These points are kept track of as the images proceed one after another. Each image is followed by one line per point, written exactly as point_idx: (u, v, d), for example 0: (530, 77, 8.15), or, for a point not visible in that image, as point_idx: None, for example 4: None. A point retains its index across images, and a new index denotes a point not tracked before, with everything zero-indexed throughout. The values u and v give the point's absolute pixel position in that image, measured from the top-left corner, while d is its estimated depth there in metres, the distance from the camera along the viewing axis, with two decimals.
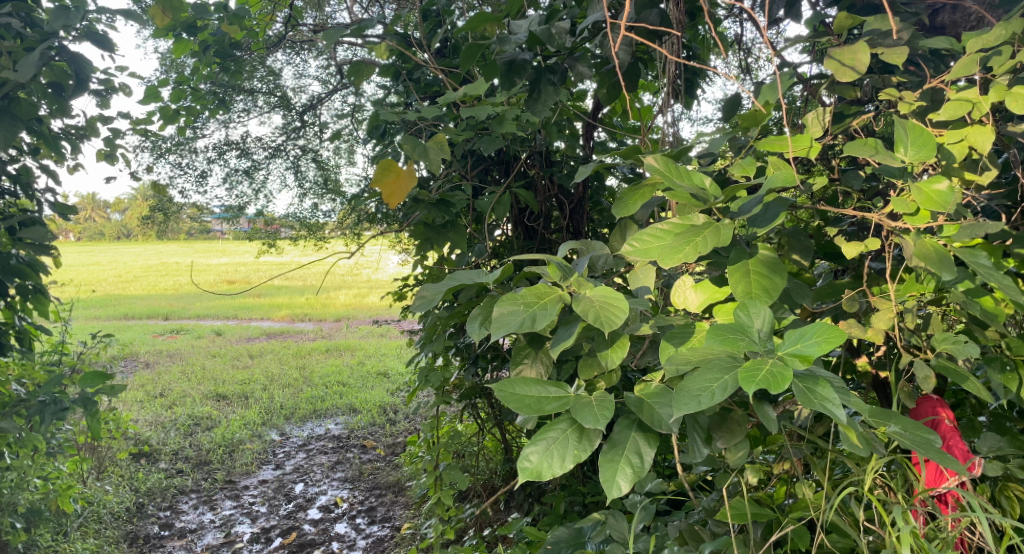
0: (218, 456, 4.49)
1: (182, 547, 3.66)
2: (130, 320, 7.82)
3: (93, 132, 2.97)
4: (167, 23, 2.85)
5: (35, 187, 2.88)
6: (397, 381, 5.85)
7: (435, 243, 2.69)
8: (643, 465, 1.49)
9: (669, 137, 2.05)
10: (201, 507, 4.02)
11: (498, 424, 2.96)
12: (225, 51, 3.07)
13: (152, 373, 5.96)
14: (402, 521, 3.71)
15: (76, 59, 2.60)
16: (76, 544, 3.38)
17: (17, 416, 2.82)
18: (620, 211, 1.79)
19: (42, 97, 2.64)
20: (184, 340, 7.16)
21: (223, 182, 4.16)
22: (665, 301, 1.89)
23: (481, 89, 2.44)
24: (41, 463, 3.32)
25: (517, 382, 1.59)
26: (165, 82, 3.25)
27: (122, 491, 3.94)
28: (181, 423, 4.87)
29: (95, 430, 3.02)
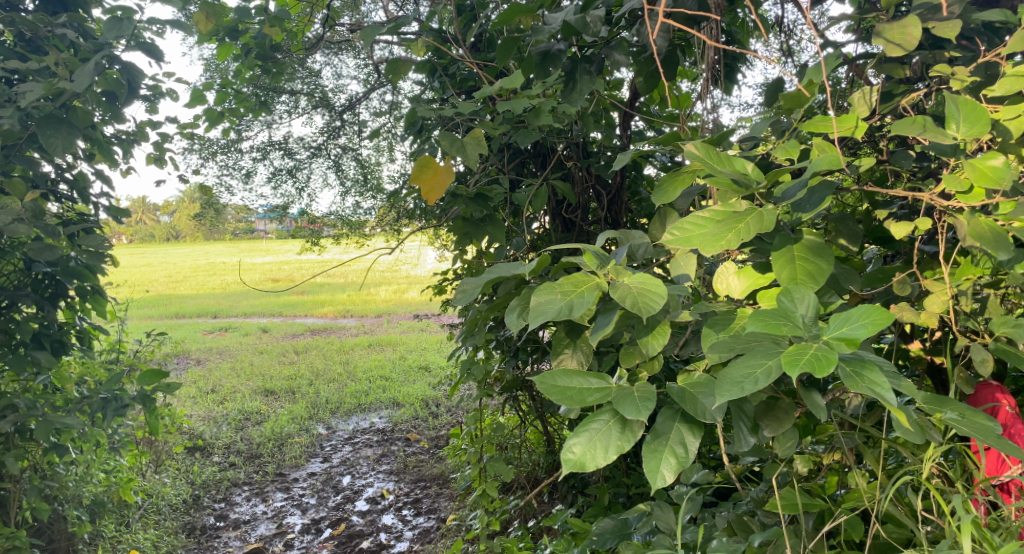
0: (268, 450, 4.55)
1: (237, 538, 3.71)
2: (180, 319, 7.96)
3: (144, 137, 3.01)
4: (211, 28, 2.88)
5: (91, 192, 2.94)
6: (438, 374, 5.87)
7: (475, 237, 2.67)
8: (688, 455, 1.47)
9: (708, 125, 2.03)
10: (253, 499, 4.07)
11: (540, 417, 2.95)
12: (266, 53, 3.09)
13: (203, 369, 6.07)
14: (447, 512, 3.72)
15: (128, 68, 2.65)
16: (138, 534, 3.46)
17: (81, 412, 2.87)
18: (660, 199, 1.77)
19: (97, 105, 2.66)
20: (232, 337, 7.26)
21: (268, 181, 4.19)
22: (708, 289, 1.86)
23: (518, 82, 2.35)
24: (105, 457, 3.40)
25: (558, 373, 1.58)
26: (210, 86, 3.28)
27: (179, 484, 4.01)
28: (231, 418, 4.94)
29: (153, 426, 3.09)
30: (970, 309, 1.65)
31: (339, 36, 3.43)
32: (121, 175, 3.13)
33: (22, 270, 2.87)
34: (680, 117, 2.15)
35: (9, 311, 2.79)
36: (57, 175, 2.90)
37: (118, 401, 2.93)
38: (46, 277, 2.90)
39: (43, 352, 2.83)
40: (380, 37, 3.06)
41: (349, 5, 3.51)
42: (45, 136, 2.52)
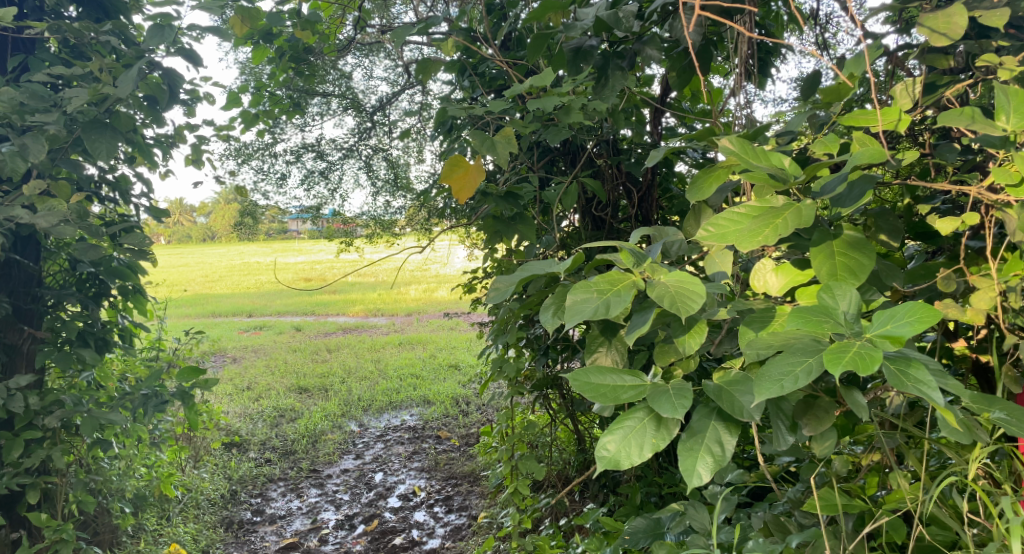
0: (302, 446, 4.58)
1: (273, 532, 3.73)
2: (217, 317, 8.04)
3: (181, 139, 3.04)
4: (246, 32, 2.90)
5: (132, 194, 2.98)
6: (468, 373, 5.86)
7: (505, 236, 2.66)
8: (725, 454, 1.46)
9: (740, 120, 2.01)
10: (289, 494, 4.09)
11: (571, 415, 2.94)
12: (300, 55, 3.11)
13: (239, 367, 6.12)
14: (479, 510, 3.71)
15: (168, 73, 2.66)
16: (179, 528, 3.51)
17: (122, 408, 2.90)
18: (694, 195, 1.75)
19: (139, 110, 2.69)
20: (266, 335, 7.33)
21: (302, 182, 4.19)
22: (743, 287, 1.83)
23: (549, 79, 2.33)
24: (146, 452, 3.45)
25: (592, 371, 1.57)
26: (245, 88, 3.31)
27: (217, 479, 4.05)
28: (267, 415, 4.98)
29: (192, 422, 3.13)
30: (1019, 306, 1.59)
31: (370, 39, 3.44)
32: (161, 177, 3.17)
33: (67, 270, 2.95)
34: (713, 113, 2.13)
35: (55, 310, 2.87)
36: (99, 177, 2.93)
37: (158, 397, 2.94)
38: (90, 277, 2.94)
39: (88, 350, 2.86)
40: (410, 37, 3.07)
41: (379, 7, 3.51)
42: (88, 140, 2.54)
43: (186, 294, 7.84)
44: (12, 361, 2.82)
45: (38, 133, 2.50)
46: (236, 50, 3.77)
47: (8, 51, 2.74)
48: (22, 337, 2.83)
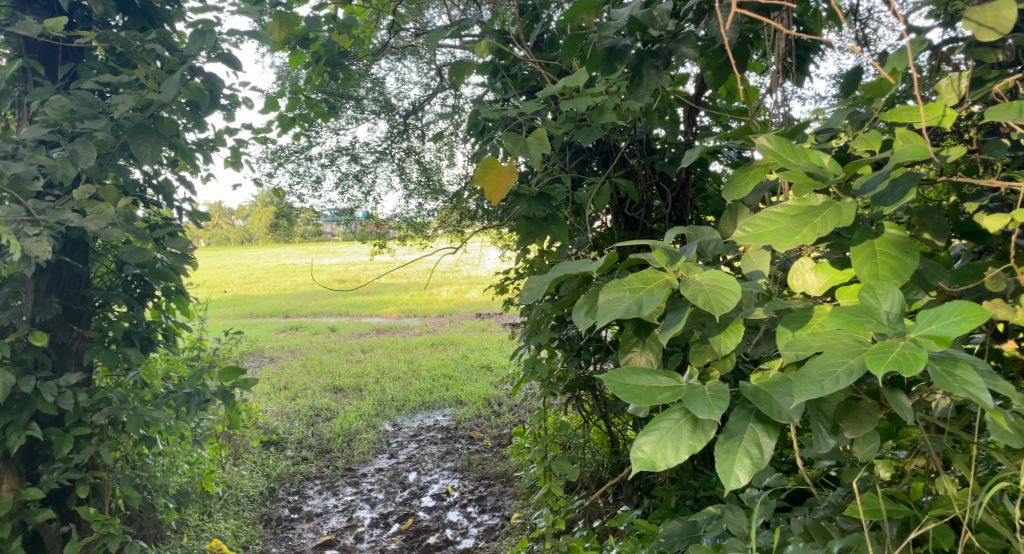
0: (337, 445, 4.60)
1: (310, 530, 3.75)
2: (255, 318, 8.12)
3: (222, 143, 3.07)
4: (283, 37, 2.92)
5: (175, 198, 3.02)
6: (500, 374, 5.85)
7: (538, 236, 2.63)
8: (763, 457, 1.44)
9: (777, 118, 1.96)
10: (325, 492, 4.11)
11: (604, 417, 2.91)
12: (335, 59, 3.13)
13: (276, 366, 6.18)
14: (512, 510, 3.71)
15: (210, 78, 2.69)
16: (220, 524, 3.56)
17: (166, 406, 2.93)
18: (731, 194, 1.72)
19: (182, 115, 2.71)
20: (302, 336, 7.39)
21: (336, 186, 4.23)
22: (780, 286, 1.80)
23: (582, 79, 2.33)
24: (188, 449, 3.49)
25: (626, 372, 1.55)
26: (282, 92, 3.33)
27: (256, 476, 4.09)
28: (303, 413, 5.02)
29: (232, 420, 3.15)
30: None
31: (403, 43, 3.46)
32: (202, 180, 3.20)
33: (113, 272, 3.00)
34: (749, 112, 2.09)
35: (103, 310, 2.91)
36: (144, 181, 2.96)
37: (201, 396, 2.98)
38: (135, 277, 3.00)
39: (133, 349, 2.90)
40: (443, 40, 3.07)
41: (412, 11, 3.51)
42: (133, 144, 2.57)
43: (226, 295, 7.92)
44: (62, 360, 2.85)
45: (87, 140, 2.55)
46: (271, 55, 3.78)
47: (58, 59, 2.77)
48: (72, 337, 2.86)
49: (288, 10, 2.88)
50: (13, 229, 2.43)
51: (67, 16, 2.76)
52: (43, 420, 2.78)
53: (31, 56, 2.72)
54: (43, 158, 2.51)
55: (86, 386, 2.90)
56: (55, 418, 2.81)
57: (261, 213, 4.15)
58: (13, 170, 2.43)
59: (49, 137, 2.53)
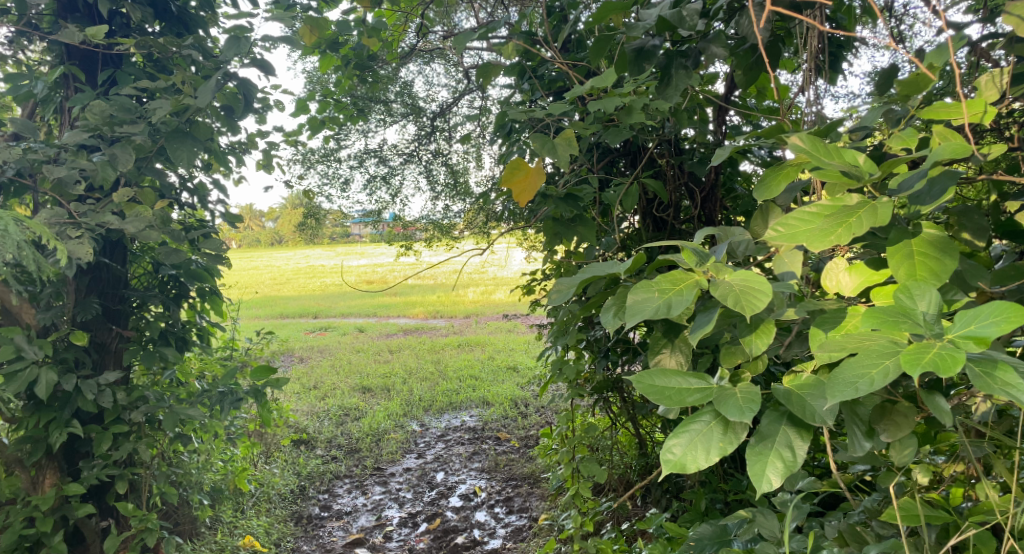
0: (366, 444, 4.61)
1: (340, 528, 3.76)
2: (286, 318, 8.18)
3: (254, 146, 3.09)
4: (314, 41, 2.93)
5: (209, 200, 3.04)
6: (527, 375, 5.85)
7: (565, 238, 2.62)
8: (796, 460, 1.42)
9: (808, 116, 1.92)
10: (354, 491, 4.12)
11: (631, 419, 2.89)
12: (365, 63, 3.14)
13: (307, 366, 6.23)
14: (540, 512, 3.70)
15: (243, 83, 2.71)
16: (253, 520, 3.58)
17: (201, 405, 2.97)
18: (763, 194, 1.70)
19: (216, 119, 2.73)
20: (331, 336, 7.43)
21: (364, 188, 4.22)
22: (812, 287, 1.77)
23: (610, 80, 2.28)
24: (222, 447, 3.53)
25: (655, 373, 1.53)
26: (312, 96, 3.36)
27: (287, 475, 4.12)
28: (332, 413, 5.04)
29: (264, 419, 3.18)
30: None
31: (431, 46, 3.46)
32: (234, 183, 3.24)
33: (150, 272, 3.04)
34: (781, 111, 2.06)
35: (139, 310, 2.94)
36: (179, 184, 3.00)
37: (233, 395, 3.01)
38: (171, 278, 3.03)
39: (169, 348, 2.94)
40: (471, 42, 3.07)
41: (441, 14, 3.52)
42: (170, 148, 2.59)
43: (257, 296, 7.98)
44: (102, 359, 2.87)
45: (126, 144, 2.57)
46: (301, 58, 3.80)
47: (98, 66, 2.81)
48: (111, 337, 2.89)
49: (318, 15, 2.90)
50: (56, 231, 2.49)
51: (107, 23, 2.80)
52: (83, 417, 2.81)
53: (72, 63, 2.77)
54: (84, 161, 2.53)
55: (123, 385, 2.93)
56: (95, 416, 2.84)
57: (290, 214, 4.23)
58: (54, 174, 2.47)
59: (90, 141, 2.57)
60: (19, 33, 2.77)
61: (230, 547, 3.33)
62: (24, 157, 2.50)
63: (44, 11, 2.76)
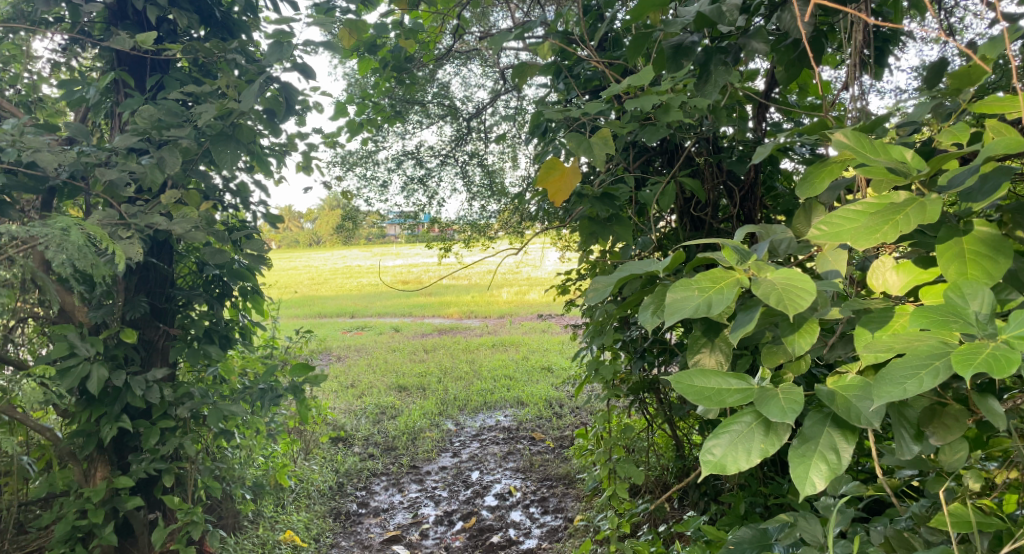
0: (403, 443, 4.62)
1: (377, 525, 3.77)
2: (323, 317, 8.25)
3: (293, 148, 3.10)
4: (352, 44, 2.93)
5: (251, 200, 3.07)
6: (562, 375, 5.82)
7: (601, 237, 2.59)
8: (840, 463, 1.39)
9: (852, 113, 1.86)
10: (391, 489, 4.13)
11: (668, 421, 2.86)
12: (402, 65, 3.15)
13: (344, 365, 6.26)
14: (575, 512, 3.67)
15: (285, 87, 2.73)
16: (293, 515, 3.61)
17: (243, 401, 3.00)
18: (805, 192, 1.66)
19: (259, 122, 2.74)
20: (368, 335, 7.47)
21: (402, 190, 4.27)
22: (857, 286, 1.72)
23: (648, 78, 2.23)
24: (263, 443, 3.56)
25: (694, 373, 1.50)
26: (351, 99, 3.37)
27: (326, 471, 4.14)
28: (369, 411, 5.05)
29: (303, 416, 3.19)
30: None
31: (467, 46, 3.45)
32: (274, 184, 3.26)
33: (194, 272, 3.07)
34: (824, 107, 2.00)
35: (185, 308, 2.97)
36: (222, 185, 3.02)
37: (273, 391, 3.03)
38: (215, 278, 3.06)
39: (213, 346, 2.96)
40: (507, 43, 3.05)
41: (477, 15, 3.51)
42: (214, 151, 2.63)
43: (295, 296, 8.03)
44: (150, 356, 2.89)
45: (173, 147, 2.59)
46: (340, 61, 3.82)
47: (147, 71, 2.85)
48: (159, 334, 2.92)
49: (357, 18, 2.91)
50: (108, 231, 2.52)
51: (156, 29, 2.84)
52: (132, 412, 2.85)
53: (122, 68, 2.81)
54: (134, 164, 2.56)
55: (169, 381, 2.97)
56: (143, 411, 2.87)
57: (329, 216, 4.21)
58: (107, 176, 2.51)
59: (139, 145, 2.60)
60: (71, 41, 2.82)
61: (271, 541, 3.36)
62: (78, 159, 2.53)
63: (96, 18, 2.81)
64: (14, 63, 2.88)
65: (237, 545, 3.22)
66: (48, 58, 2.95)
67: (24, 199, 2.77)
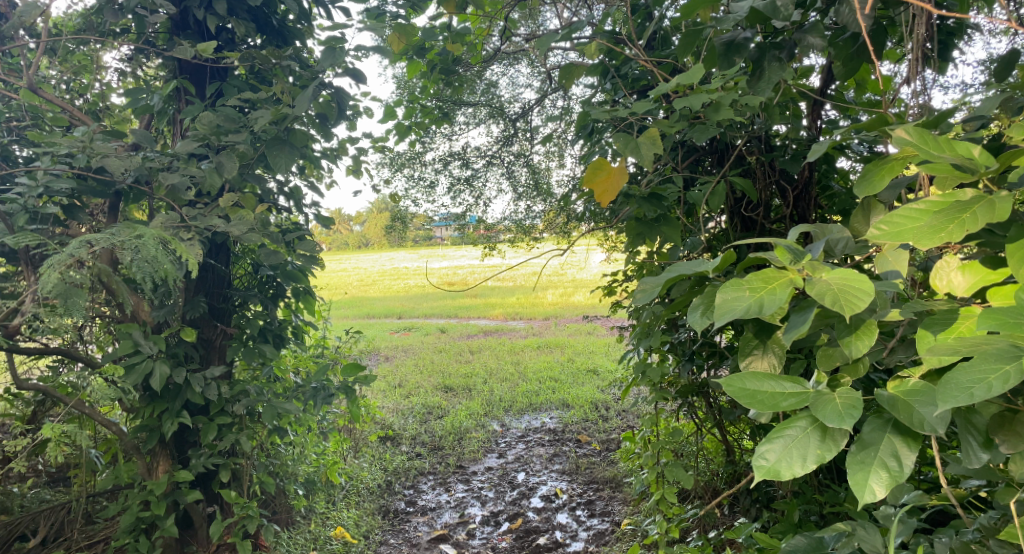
0: (449, 442, 4.61)
1: (424, 523, 3.76)
2: (371, 318, 8.33)
3: (344, 152, 3.12)
4: (402, 47, 2.94)
5: (303, 202, 3.09)
6: (607, 377, 5.77)
7: (649, 238, 2.54)
8: (902, 471, 1.35)
9: (914, 109, 1.79)
10: (438, 488, 4.12)
11: (718, 424, 2.80)
12: (449, 67, 3.15)
13: (391, 365, 6.29)
14: (623, 516, 3.63)
15: (337, 92, 2.73)
16: (343, 512, 3.62)
17: (295, 400, 3.02)
18: (864, 190, 1.61)
19: (312, 127, 2.75)
20: (415, 336, 7.50)
21: (448, 191, 4.25)
22: (918, 288, 1.67)
23: (698, 75, 2.16)
24: (314, 440, 3.58)
25: (747, 376, 1.46)
26: (399, 102, 3.38)
27: (374, 469, 4.15)
28: (416, 411, 5.06)
29: (354, 415, 3.19)
30: None
31: (515, 48, 3.43)
32: (325, 187, 3.29)
33: (250, 273, 3.10)
34: (883, 101, 1.94)
35: (241, 308, 3.00)
36: (276, 188, 3.03)
37: (326, 390, 3.04)
38: (269, 279, 3.09)
39: (268, 345, 2.97)
40: (555, 44, 3.03)
41: (525, 16, 3.49)
42: (269, 155, 2.61)
43: (343, 296, 8.09)
44: (207, 354, 2.93)
45: (231, 152, 2.62)
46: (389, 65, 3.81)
47: (207, 79, 2.88)
48: (216, 334, 2.95)
49: (406, 22, 2.91)
50: (171, 234, 2.56)
51: (215, 38, 2.87)
52: (191, 408, 2.88)
53: (184, 76, 2.85)
54: (194, 169, 2.59)
55: (226, 379, 3.00)
56: (202, 407, 2.91)
57: (378, 218, 4.28)
58: (170, 181, 2.55)
59: (199, 149, 2.62)
60: (137, 51, 2.89)
61: (323, 537, 3.37)
62: (143, 164, 2.57)
63: (160, 29, 2.86)
64: (82, 72, 2.95)
65: (290, 540, 3.24)
66: (114, 67, 3.03)
67: (92, 203, 2.84)
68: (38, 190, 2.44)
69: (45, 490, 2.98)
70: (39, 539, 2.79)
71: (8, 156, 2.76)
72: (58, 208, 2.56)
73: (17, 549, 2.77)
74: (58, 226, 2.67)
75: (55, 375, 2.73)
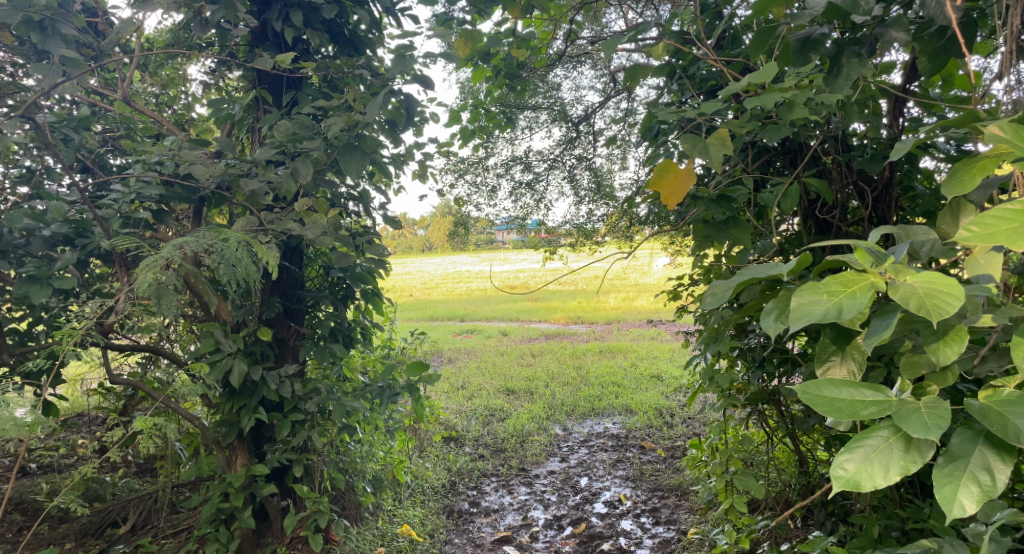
0: (512, 444, 4.59)
1: (488, 524, 3.74)
2: (435, 321, 8.39)
3: (412, 156, 3.12)
4: (468, 51, 2.93)
5: (372, 205, 3.10)
6: (672, 384, 5.66)
7: (716, 241, 2.47)
8: (994, 487, 1.29)
9: (1007, 105, 1.70)
10: (501, 490, 4.10)
11: (792, 433, 2.71)
12: (513, 72, 3.14)
13: (455, 366, 6.30)
14: (689, 524, 3.56)
15: (407, 98, 2.73)
16: (409, 510, 3.63)
17: (364, 399, 3.02)
18: (952, 190, 1.52)
19: (381, 132, 2.75)
20: (477, 339, 7.51)
21: (510, 195, 4.15)
22: (1012, 293, 1.58)
23: (770, 74, 2.07)
24: (382, 439, 3.59)
25: (824, 382, 1.39)
26: (463, 106, 3.37)
27: (439, 469, 4.17)
28: (479, 413, 5.06)
29: (420, 414, 3.18)
30: None
31: (579, 50, 3.39)
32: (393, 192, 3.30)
33: (322, 275, 3.11)
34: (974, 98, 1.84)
35: (313, 309, 3.02)
36: (345, 193, 3.05)
37: (392, 390, 3.02)
38: (340, 281, 3.10)
39: (339, 345, 2.98)
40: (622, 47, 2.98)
41: (590, 19, 3.44)
42: (342, 161, 2.61)
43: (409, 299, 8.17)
44: (282, 353, 2.96)
45: (305, 158, 2.62)
46: (457, 71, 3.81)
47: (283, 88, 2.92)
48: (290, 333, 2.98)
49: (472, 28, 2.90)
50: (251, 236, 2.59)
51: (291, 49, 2.89)
52: (267, 404, 2.92)
53: (262, 85, 2.90)
54: (272, 174, 2.63)
55: (298, 377, 3.02)
56: (276, 404, 2.94)
57: (441, 223, 4.31)
58: (249, 187, 2.59)
59: (276, 156, 2.66)
60: (219, 63, 2.96)
61: (390, 534, 3.39)
62: (227, 170, 2.63)
63: (240, 41, 2.91)
64: (171, 84, 3.03)
65: (359, 535, 3.26)
66: (199, 78, 3.11)
67: (178, 208, 2.92)
68: (130, 196, 2.55)
69: (134, 480, 3.10)
70: (128, 526, 2.87)
71: (103, 164, 2.87)
72: (149, 213, 2.64)
73: (108, 536, 2.87)
74: (148, 230, 2.75)
75: (143, 372, 2.82)
